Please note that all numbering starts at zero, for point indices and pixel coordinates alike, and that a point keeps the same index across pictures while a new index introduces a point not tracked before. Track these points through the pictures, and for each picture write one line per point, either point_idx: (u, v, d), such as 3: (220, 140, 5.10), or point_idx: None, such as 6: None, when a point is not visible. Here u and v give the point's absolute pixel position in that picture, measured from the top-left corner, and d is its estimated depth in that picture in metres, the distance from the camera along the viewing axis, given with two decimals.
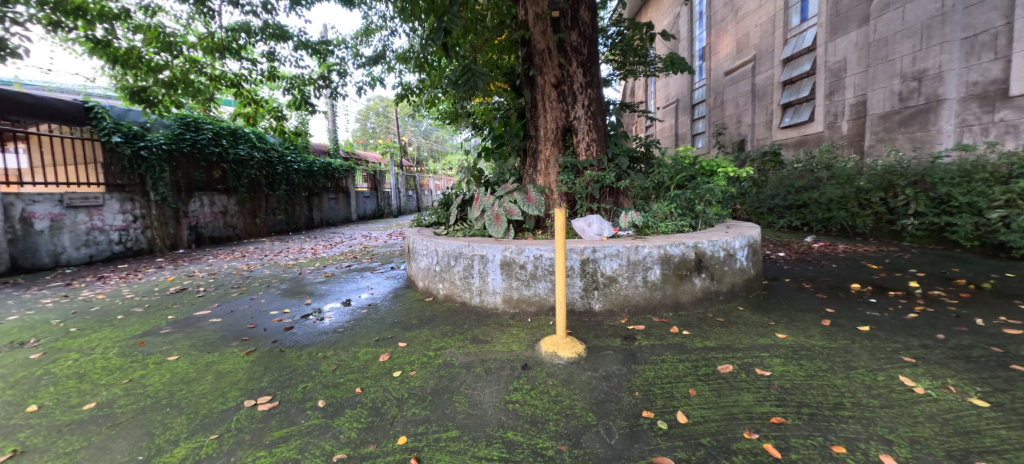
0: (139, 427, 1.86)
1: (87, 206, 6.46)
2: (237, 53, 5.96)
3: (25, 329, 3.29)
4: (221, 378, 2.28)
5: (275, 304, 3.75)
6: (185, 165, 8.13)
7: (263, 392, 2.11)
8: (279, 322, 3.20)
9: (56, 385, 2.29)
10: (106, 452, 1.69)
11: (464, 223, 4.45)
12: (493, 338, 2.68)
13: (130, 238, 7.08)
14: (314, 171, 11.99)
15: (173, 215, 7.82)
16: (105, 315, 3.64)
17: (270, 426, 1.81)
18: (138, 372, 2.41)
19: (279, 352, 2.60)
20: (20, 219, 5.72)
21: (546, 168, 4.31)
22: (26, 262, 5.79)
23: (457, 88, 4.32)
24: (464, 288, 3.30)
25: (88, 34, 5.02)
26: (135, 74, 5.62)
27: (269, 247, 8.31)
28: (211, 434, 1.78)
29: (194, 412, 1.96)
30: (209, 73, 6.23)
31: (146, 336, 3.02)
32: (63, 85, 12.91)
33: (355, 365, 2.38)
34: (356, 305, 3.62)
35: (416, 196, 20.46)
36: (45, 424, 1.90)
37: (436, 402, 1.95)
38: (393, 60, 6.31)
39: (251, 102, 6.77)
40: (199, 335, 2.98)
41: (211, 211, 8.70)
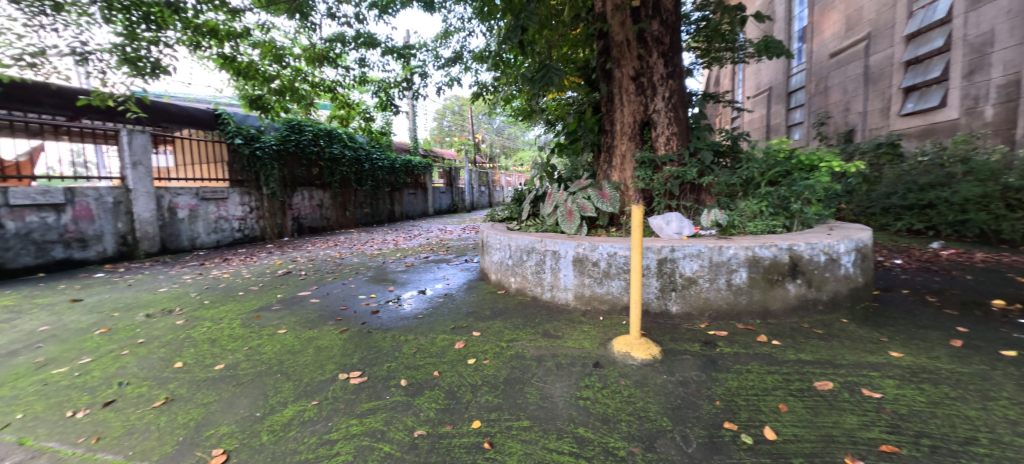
0: (256, 388, 2.16)
1: (216, 198, 7.59)
2: (334, 61, 6.56)
3: (173, 300, 3.99)
4: (320, 352, 2.57)
5: (363, 289, 4.12)
6: (291, 163, 9.17)
7: (355, 367, 2.33)
8: (366, 306, 3.51)
9: (195, 347, 2.74)
10: (232, 407, 1.99)
11: (536, 219, 4.50)
12: (564, 333, 2.69)
13: (246, 226, 8.17)
14: (396, 168, 12.90)
15: (280, 207, 8.89)
16: (229, 291, 4.26)
17: (360, 398, 2.00)
18: (255, 341, 2.80)
19: (368, 334, 2.85)
20: (168, 209, 6.85)
21: (622, 164, 4.18)
22: (172, 245, 6.94)
23: (533, 85, 4.33)
24: (536, 282, 3.34)
25: (220, 51, 5.84)
26: (253, 84, 6.46)
27: (356, 237, 9.11)
28: (313, 400, 2.00)
29: (299, 379, 2.23)
30: (311, 81, 6.93)
31: (260, 311, 3.49)
32: (201, 97, 15.33)
33: (433, 349, 2.53)
34: (433, 294, 3.83)
35: (488, 192, 21.08)
36: (188, 379, 2.30)
37: (508, 392, 2.00)
38: (470, 60, 6.52)
39: (344, 105, 7.42)
40: (301, 313, 3.37)
41: (310, 204, 9.73)
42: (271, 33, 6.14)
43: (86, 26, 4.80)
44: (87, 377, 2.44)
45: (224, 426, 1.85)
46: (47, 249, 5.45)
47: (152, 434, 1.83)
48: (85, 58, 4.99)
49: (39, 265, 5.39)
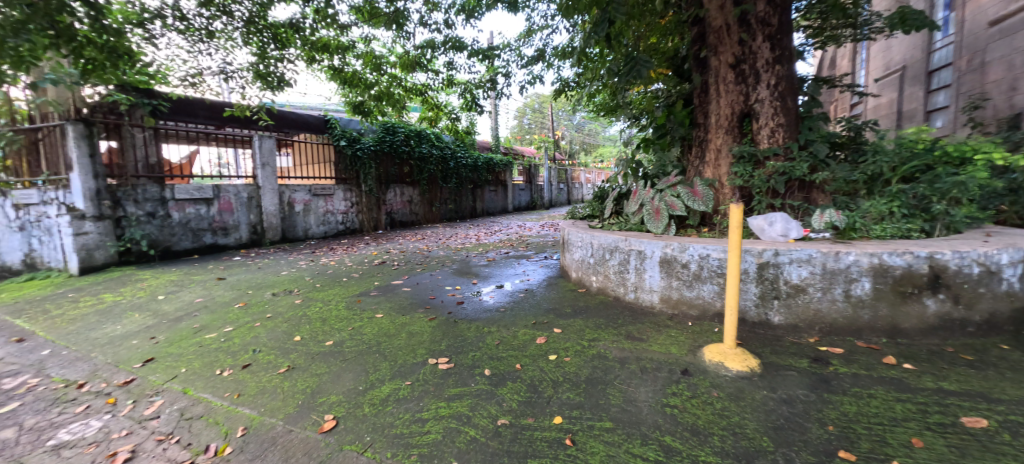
0: (359, 364, 2.41)
1: (325, 194, 8.55)
2: (425, 66, 6.97)
3: (292, 282, 4.59)
4: (412, 336, 2.77)
5: (450, 281, 4.36)
6: (386, 162, 9.99)
7: (443, 354, 2.47)
8: (452, 297, 3.72)
9: (309, 324, 3.14)
10: (339, 379, 2.25)
11: (619, 217, 4.36)
12: (649, 337, 2.58)
13: (348, 220, 9.09)
14: (479, 166, 13.38)
15: (376, 203, 9.75)
16: (335, 277, 4.79)
17: (448, 383, 2.12)
18: (357, 322, 3.12)
19: (454, 323, 3.01)
20: (288, 203, 7.88)
21: (716, 159, 3.88)
22: (291, 234, 7.98)
23: (620, 78, 4.19)
24: (618, 282, 3.25)
25: (330, 64, 6.53)
26: (356, 92, 7.12)
27: (441, 231, 9.64)
28: (406, 380, 2.17)
29: (394, 360, 2.43)
30: (405, 85, 7.43)
31: (361, 296, 3.87)
32: (313, 105, 17.33)
33: (515, 342, 2.59)
34: (514, 289, 3.93)
35: (567, 189, 20.93)
36: (305, 352, 2.64)
37: (590, 391, 1.98)
38: (553, 57, 6.50)
39: (433, 107, 7.84)
40: (395, 300, 3.68)
41: (402, 200, 10.52)
42: (371, 43, 6.69)
43: (229, 49, 5.67)
44: (230, 343, 2.92)
45: (334, 395, 2.10)
46: (200, 236, 6.59)
47: (277, 396, 2.15)
48: (229, 76, 5.92)
49: (195, 248, 6.54)
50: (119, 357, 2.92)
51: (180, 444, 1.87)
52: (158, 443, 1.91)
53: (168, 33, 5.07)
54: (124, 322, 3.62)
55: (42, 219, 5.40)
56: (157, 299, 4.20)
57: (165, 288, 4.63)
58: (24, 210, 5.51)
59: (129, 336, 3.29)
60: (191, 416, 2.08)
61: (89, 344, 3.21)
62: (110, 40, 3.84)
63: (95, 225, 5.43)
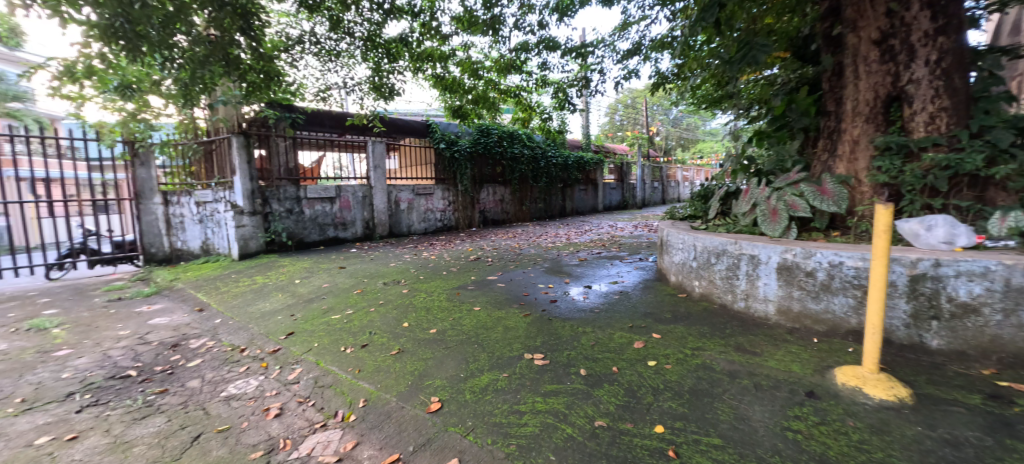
0: (460, 353, 2.56)
1: (426, 194, 9.23)
2: (519, 68, 7.10)
3: (399, 273, 5.05)
4: (508, 331, 2.87)
5: (542, 279, 4.42)
6: (480, 162, 10.46)
7: (538, 350, 2.52)
8: (545, 295, 3.76)
9: (416, 313, 3.42)
10: (443, 366, 2.42)
11: (726, 218, 4.00)
12: (764, 351, 2.34)
13: (446, 217, 9.71)
14: (569, 165, 13.31)
15: (470, 202, 10.26)
16: (436, 270, 5.15)
17: (544, 379, 2.16)
18: (457, 314, 3.32)
19: (548, 320, 3.04)
20: (395, 202, 8.67)
21: (852, 152, 3.36)
22: (397, 230, 8.77)
23: (730, 67, 3.85)
24: (726, 289, 2.99)
25: (433, 72, 6.98)
26: (455, 97, 7.53)
27: (532, 230, 9.79)
28: (503, 372, 2.26)
29: (492, 352, 2.54)
30: (500, 89, 7.60)
31: (459, 289, 4.11)
32: (416, 111, 18.82)
33: (611, 345, 2.54)
34: (608, 290, 3.84)
35: (662, 188, 19.76)
36: (412, 338, 2.88)
37: (695, 403, 1.86)
38: (650, 49, 6.18)
39: (526, 108, 7.92)
40: (491, 294, 3.84)
41: (494, 199, 10.93)
42: (469, 51, 6.98)
43: (351, 65, 6.43)
44: (351, 324, 3.32)
45: (438, 380, 2.27)
46: (325, 230, 7.58)
47: (391, 375, 2.38)
48: (350, 89, 6.70)
49: (321, 240, 7.54)
50: (268, 329, 3.50)
51: (315, 407, 2.19)
52: (299, 404, 2.25)
53: (306, 56, 5.91)
54: (271, 301, 4.32)
55: (214, 213, 6.67)
56: (294, 283, 4.94)
57: (300, 273, 5.42)
58: (200, 206, 6.81)
59: (275, 312, 3.93)
60: (323, 385, 2.41)
61: (247, 317, 3.89)
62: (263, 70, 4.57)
63: (251, 219, 6.57)
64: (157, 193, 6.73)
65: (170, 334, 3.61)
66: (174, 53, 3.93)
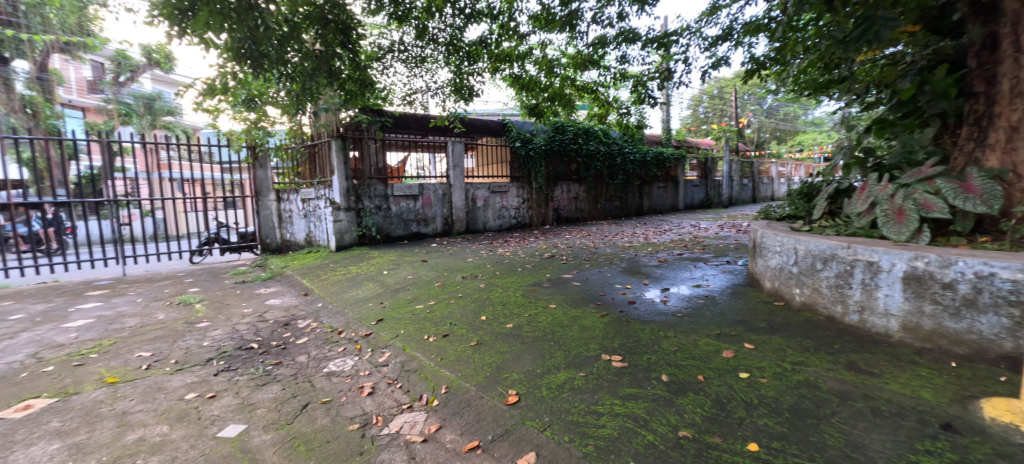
0: (537, 349, 2.59)
1: (502, 192, 9.45)
2: (597, 63, 6.92)
3: (476, 268, 5.24)
4: (584, 330, 2.84)
5: (619, 279, 4.30)
6: (555, 160, 10.43)
7: (616, 351, 2.46)
8: (623, 295, 3.66)
9: (493, 307, 3.53)
10: (520, 360, 2.47)
11: (836, 219, 3.54)
12: (883, 372, 2.04)
13: (520, 215, 9.85)
14: (647, 161, 12.73)
15: (544, 199, 10.29)
16: (511, 266, 5.25)
17: (623, 381, 2.10)
18: (533, 310, 3.36)
19: (627, 322, 2.95)
20: (472, 200, 8.99)
21: (1010, 141, 2.78)
22: (474, 226, 9.08)
23: (842, 49, 3.39)
24: (834, 299, 2.66)
25: (510, 72, 7.08)
26: (531, 95, 7.55)
27: (607, 228, 9.55)
28: (580, 371, 2.25)
29: (568, 350, 2.54)
30: (577, 85, 7.45)
31: (535, 286, 4.15)
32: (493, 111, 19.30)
33: (696, 352, 2.39)
34: (691, 293, 3.62)
35: (753, 185, 18.06)
36: (489, 331, 2.98)
37: (796, 423, 1.68)
38: (743, 33, 5.66)
39: (603, 103, 7.70)
40: (567, 293, 3.82)
41: (568, 196, 10.84)
42: (546, 49, 6.95)
43: (434, 70, 6.77)
44: (434, 314, 3.52)
45: (515, 373, 2.32)
46: (409, 225, 8.11)
47: (470, 365, 2.49)
48: (433, 92, 7.06)
49: (405, 235, 8.08)
50: (362, 315, 3.85)
51: (402, 389, 2.36)
52: (389, 385, 2.45)
53: (395, 64, 6.35)
54: (364, 289, 4.74)
55: (316, 209, 7.42)
56: (383, 273, 5.37)
57: (388, 265, 5.87)
58: (305, 203, 7.62)
59: (367, 299, 4.31)
60: (409, 369, 2.59)
61: (343, 303, 4.31)
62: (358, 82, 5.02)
63: (346, 214, 7.24)
64: (272, 191, 7.73)
65: (283, 314, 4.14)
66: (287, 67, 4.44)
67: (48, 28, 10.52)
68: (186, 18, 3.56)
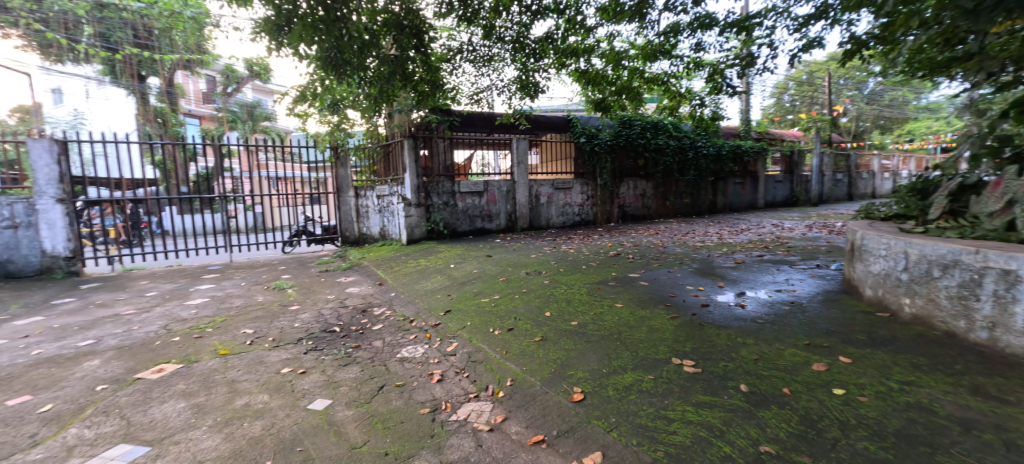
0: (603, 348, 2.55)
1: (565, 188, 9.36)
2: (668, 52, 6.57)
3: (540, 264, 5.26)
4: (653, 332, 2.74)
5: (691, 280, 4.07)
6: (621, 156, 10.12)
7: (688, 356, 2.35)
8: (695, 297, 3.46)
9: (557, 304, 3.53)
10: (586, 358, 2.44)
11: (959, 220, 3.05)
12: (1021, 400, 1.73)
13: (584, 212, 9.69)
14: (723, 155, 11.89)
15: (609, 196, 10.04)
16: (575, 264, 5.21)
17: (696, 388, 2.00)
18: (598, 308, 3.31)
19: (699, 325, 2.80)
20: (535, 196, 9.02)
21: None
22: (537, 223, 9.09)
23: (967, 22, 2.88)
24: (955, 312, 2.30)
25: (577, 67, 6.95)
26: (598, 89, 7.34)
27: (677, 227, 9.08)
28: (649, 374, 2.17)
29: (635, 351, 2.47)
30: (646, 77, 7.10)
31: (600, 284, 4.08)
32: (557, 107, 19.16)
33: (780, 362, 2.20)
34: (774, 299, 3.33)
35: (849, 180, 16.13)
36: (553, 328, 2.98)
37: (904, 450, 1.49)
38: (842, 10, 5.05)
39: (675, 95, 7.29)
40: (634, 292, 3.70)
41: (634, 193, 10.47)
42: (614, 41, 6.73)
43: (501, 69, 6.87)
44: (499, 308, 3.60)
45: (580, 371, 2.30)
46: (474, 221, 8.34)
47: (535, 360, 2.51)
48: (500, 90, 7.17)
49: (470, 230, 8.32)
50: (431, 305, 4.04)
51: (469, 379, 2.45)
52: (457, 374, 2.55)
53: (463, 64, 6.53)
54: (432, 281, 4.97)
55: (389, 205, 7.88)
56: (450, 266, 5.59)
57: (455, 259, 6.10)
58: (380, 199, 8.12)
59: (435, 291, 4.51)
60: (476, 360, 2.68)
61: (414, 293, 4.56)
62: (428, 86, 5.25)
63: (416, 210, 7.61)
64: (351, 188, 8.35)
65: (361, 301, 4.48)
66: (365, 73, 4.75)
67: (173, 48, 12.26)
68: (282, 32, 3.94)
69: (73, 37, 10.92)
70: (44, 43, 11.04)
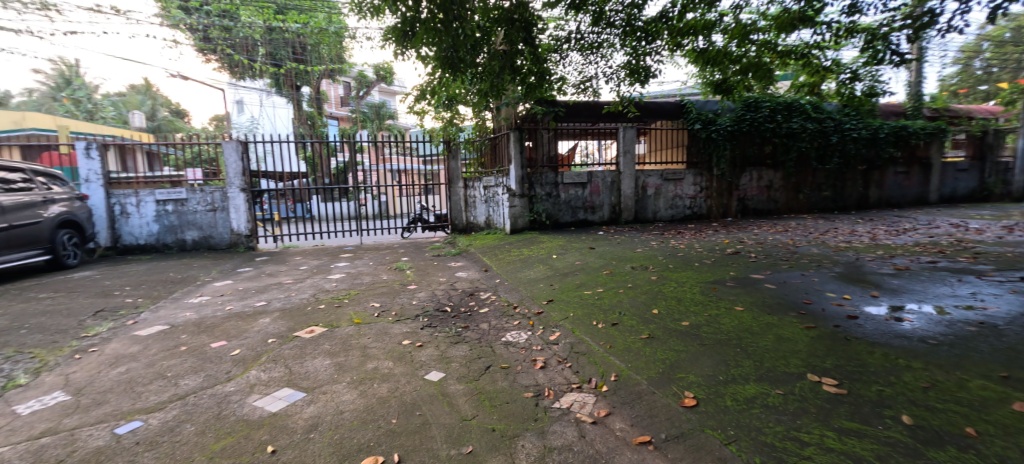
0: (718, 353, 2.34)
1: (676, 179, 8.72)
2: (811, 19, 5.57)
3: (646, 259, 5.01)
4: (782, 341, 2.42)
5: (832, 286, 3.49)
6: (744, 142, 9.06)
7: (828, 373, 2.03)
8: (839, 307, 2.96)
9: (666, 301, 3.33)
10: (699, 362, 2.27)
11: None
12: None
13: (696, 205, 8.93)
14: (880, 139, 9.88)
15: (727, 187, 9.09)
16: (687, 260, 4.84)
17: (839, 411, 1.72)
18: (714, 310, 3.04)
19: (844, 340, 2.39)
20: (641, 187, 8.57)
21: None
22: (643, 216, 8.64)
23: None
24: None
25: (697, 46, 6.37)
26: (718, 70, 6.58)
27: (813, 224, 7.83)
28: (777, 389, 1.93)
29: (759, 360, 2.22)
30: (780, 50, 6.13)
31: (716, 283, 3.73)
32: (669, 90, 17.82)
33: (962, 394, 1.77)
34: (954, 316, 2.67)
35: None
36: (662, 326, 2.83)
37: None
38: None
39: (818, 70, 6.20)
40: (758, 295, 3.31)
41: (758, 184, 9.30)
42: (740, 14, 5.96)
43: (609, 55, 6.62)
44: (602, 301, 3.53)
45: (692, 375, 2.15)
46: (577, 212, 8.26)
47: (641, 358, 2.42)
48: (609, 77, 6.91)
49: (572, 222, 8.27)
50: (534, 294, 4.13)
51: (572, 369, 2.45)
52: (559, 362, 2.58)
53: (571, 53, 6.44)
54: (535, 270, 5.06)
55: (495, 195, 8.20)
56: (552, 257, 5.63)
57: (557, 249, 6.13)
58: (486, 189, 8.50)
59: (538, 280, 4.59)
60: (579, 351, 2.67)
61: (518, 281, 4.70)
62: (535, 78, 5.30)
63: (520, 200, 7.78)
64: (461, 180, 8.88)
65: (469, 285, 4.77)
66: (476, 69, 4.96)
67: (320, 60, 14.36)
68: (406, 37, 4.33)
69: (251, 57, 13.48)
70: (233, 64, 13.81)
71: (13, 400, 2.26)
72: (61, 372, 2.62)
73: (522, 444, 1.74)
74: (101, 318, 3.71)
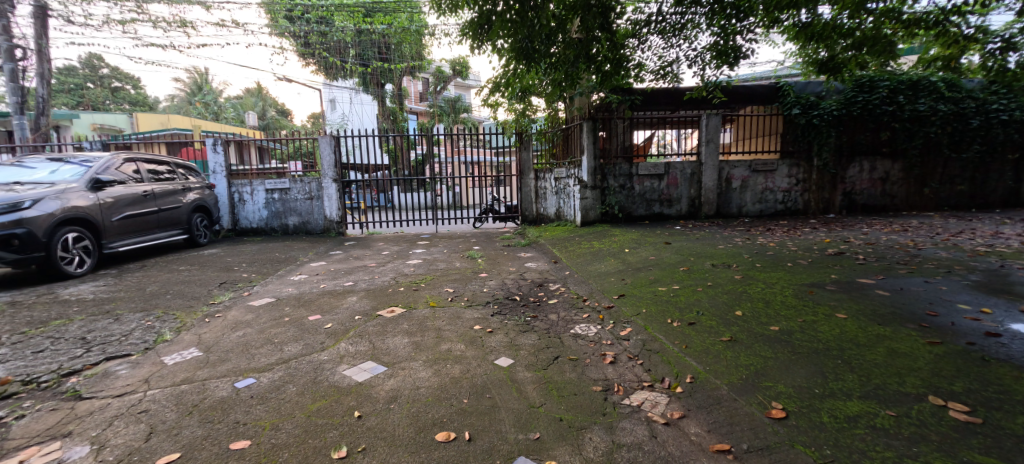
0: (814, 364, 2.11)
1: (766, 170, 7.93)
2: None
3: (729, 257, 4.65)
4: (895, 356, 2.11)
5: (966, 297, 2.95)
6: (853, 128, 7.96)
7: (957, 398, 1.73)
8: (974, 322, 2.50)
9: (751, 303, 3.07)
10: (790, 372, 2.06)
11: None
12: None
13: (790, 199, 8.06)
14: None
15: (830, 180, 8.07)
16: (777, 260, 4.41)
17: (971, 443, 1.46)
18: (810, 315, 2.73)
19: (981, 360, 2.02)
20: (725, 180, 7.93)
21: None
22: (725, 210, 8.00)
23: None
24: None
25: (797, 21, 5.69)
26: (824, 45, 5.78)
27: (941, 223, 6.68)
28: (887, 410, 1.69)
29: (866, 376, 1.96)
30: (906, 18, 5.19)
31: (813, 287, 3.34)
32: (762, 73, 16.17)
33: None
34: None
35: None
36: (747, 330, 2.61)
37: None
38: None
39: (956, 39, 5.20)
40: (866, 302, 2.91)
41: (870, 177, 8.14)
42: None
43: (694, 36, 6.16)
44: (679, 299, 3.35)
45: (781, 385, 1.96)
46: (651, 205, 7.89)
47: (721, 362, 2.26)
48: (692, 60, 6.45)
49: (647, 215, 7.92)
50: (605, 287, 4.04)
51: (644, 367, 2.37)
52: (630, 359, 2.50)
53: (651, 37, 6.08)
54: (605, 264, 4.94)
55: (566, 187, 8.11)
56: (624, 251, 5.45)
57: (629, 243, 5.92)
58: (557, 181, 8.43)
59: (608, 274, 4.47)
60: (651, 349, 2.56)
61: (588, 274, 4.63)
62: (611, 65, 5.11)
63: (590, 192, 7.61)
64: (532, 171, 8.88)
65: (539, 276, 4.80)
66: (549, 58, 4.93)
67: (402, 59, 15.22)
68: (483, 30, 4.42)
69: (343, 59, 14.68)
70: (328, 66, 15.13)
71: (162, 352, 2.74)
72: (196, 332, 3.12)
73: (590, 437, 1.73)
74: (224, 289, 4.35)
